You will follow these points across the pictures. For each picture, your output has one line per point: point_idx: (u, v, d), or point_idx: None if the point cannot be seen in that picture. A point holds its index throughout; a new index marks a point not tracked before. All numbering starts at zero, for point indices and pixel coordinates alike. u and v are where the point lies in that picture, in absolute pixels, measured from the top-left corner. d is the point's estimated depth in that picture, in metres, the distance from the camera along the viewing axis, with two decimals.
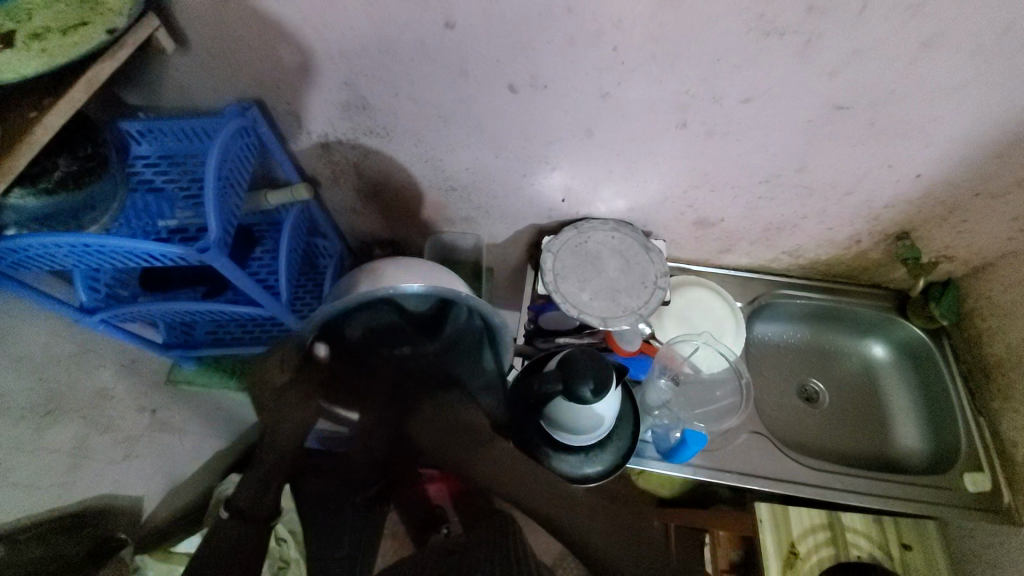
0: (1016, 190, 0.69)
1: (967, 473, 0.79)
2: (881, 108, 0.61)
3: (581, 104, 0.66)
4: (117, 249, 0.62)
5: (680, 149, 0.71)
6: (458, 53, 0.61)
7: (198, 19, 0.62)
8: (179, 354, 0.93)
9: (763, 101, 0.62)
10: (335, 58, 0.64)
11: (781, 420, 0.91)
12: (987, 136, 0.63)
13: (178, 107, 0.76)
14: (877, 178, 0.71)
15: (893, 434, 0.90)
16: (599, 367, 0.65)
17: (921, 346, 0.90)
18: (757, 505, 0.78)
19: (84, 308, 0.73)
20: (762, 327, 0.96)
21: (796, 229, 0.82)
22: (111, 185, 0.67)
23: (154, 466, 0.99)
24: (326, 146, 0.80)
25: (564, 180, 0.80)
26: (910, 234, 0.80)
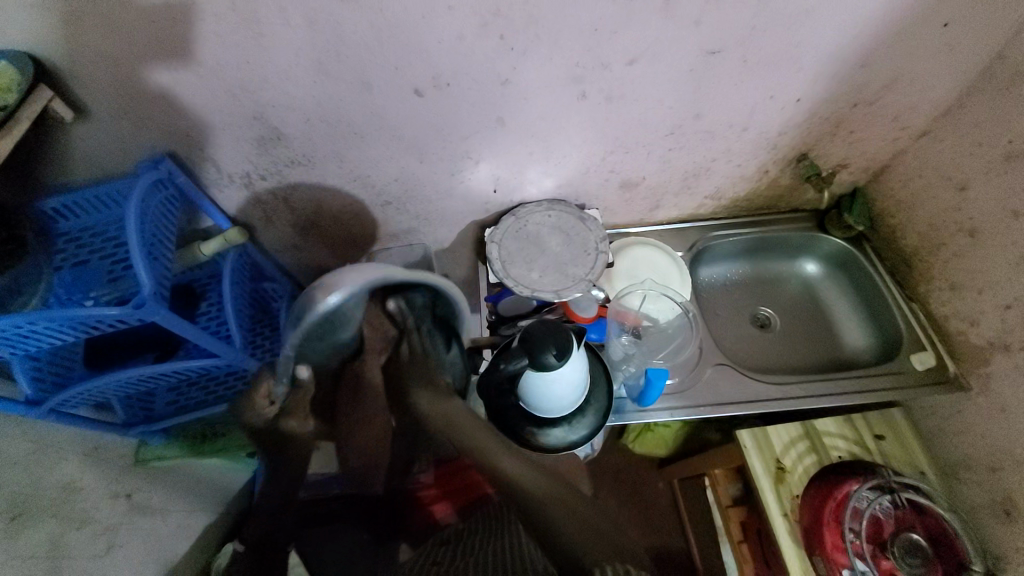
0: (884, 94, 0.77)
1: (914, 354, 0.86)
2: (749, 43, 0.66)
3: (485, 95, 0.69)
4: (48, 323, 0.61)
5: (587, 119, 0.75)
6: (356, 67, 0.63)
7: (92, 84, 0.62)
8: (143, 429, 0.90)
9: (647, 59, 0.67)
10: (241, 96, 0.66)
11: (741, 351, 0.97)
12: (848, 52, 0.70)
13: (93, 178, 0.75)
14: (766, 110, 0.77)
15: (842, 338, 0.98)
16: (558, 333, 0.67)
17: (845, 253, 0.98)
18: (740, 434, 0.85)
19: (30, 400, 0.70)
20: (706, 271, 1.03)
21: (710, 172, 0.88)
22: (34, 266, 0.65)
23: (142, 553, 0.93)
24: (252, 186, 0.81)
25: (490, 171, 0.83)
26: (809, 154, 0.87)
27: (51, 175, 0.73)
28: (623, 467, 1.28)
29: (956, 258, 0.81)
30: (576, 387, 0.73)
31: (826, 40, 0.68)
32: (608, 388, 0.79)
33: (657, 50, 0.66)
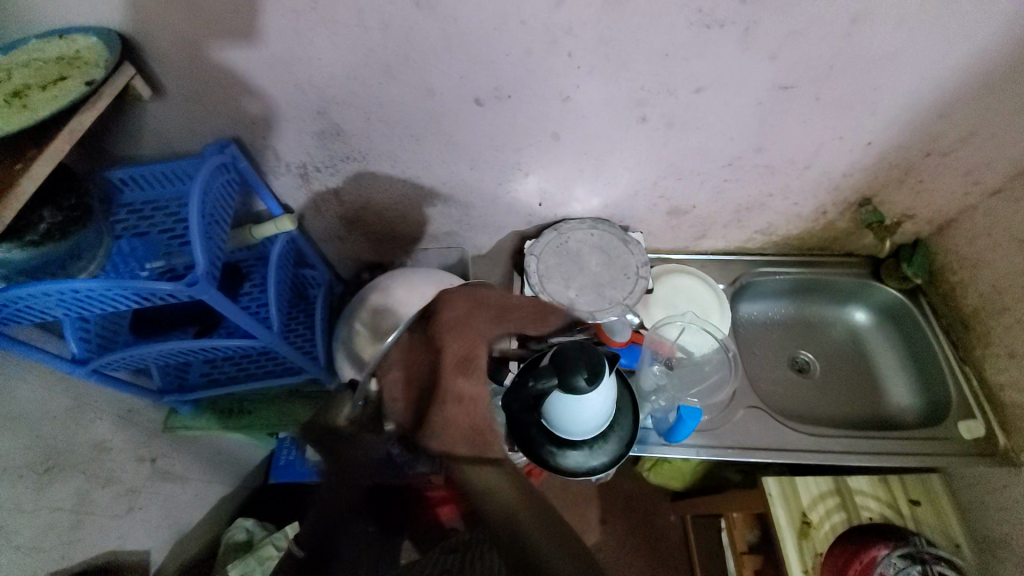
0: (961, 147, 0.73)
1: (962, 421, 0.82)
2: (824, 83, 0.64)
3: (545, 110, 0.69)
4: (104, 291, 0.63)
5: (645, 142, 0.73)
6: (422, 73, 0.64)
7: (171, 66, 0.65)
8: (176, 399, 0.92)
9: (715, 89, 0.65)
10: (307, 90, 0.67)
11: (776, 394, 0.94)
12: (927, 101, 0.67)
13: (159, 154, 0.78)
14: (831, 151, 0.75)
15: (885, 393, 0.93)
16: (591, 357, 0.66)
17: (899, 306, 0.94)
18: (766, 481, 0.82)
19: (76, 359, 0.74)
20: (747, 306, 1.00)
21: (764, 207, 0.86)
22: (96, 233, 0.68)
23: (158, 517, 0.97)
24: (306, 176, 0.83)
25: (539, 185, 0.83)
26: (871, 200, 0.83)
27: (122, 148, 0.76)
28: (635, 494, 1.25)
29: (1019, 325, 0.77)
30: (601, 413, 0.72)
31: (907, 86, 0.65)
32: (634, 418, 0.78)
33: (727, 80, 0.64)
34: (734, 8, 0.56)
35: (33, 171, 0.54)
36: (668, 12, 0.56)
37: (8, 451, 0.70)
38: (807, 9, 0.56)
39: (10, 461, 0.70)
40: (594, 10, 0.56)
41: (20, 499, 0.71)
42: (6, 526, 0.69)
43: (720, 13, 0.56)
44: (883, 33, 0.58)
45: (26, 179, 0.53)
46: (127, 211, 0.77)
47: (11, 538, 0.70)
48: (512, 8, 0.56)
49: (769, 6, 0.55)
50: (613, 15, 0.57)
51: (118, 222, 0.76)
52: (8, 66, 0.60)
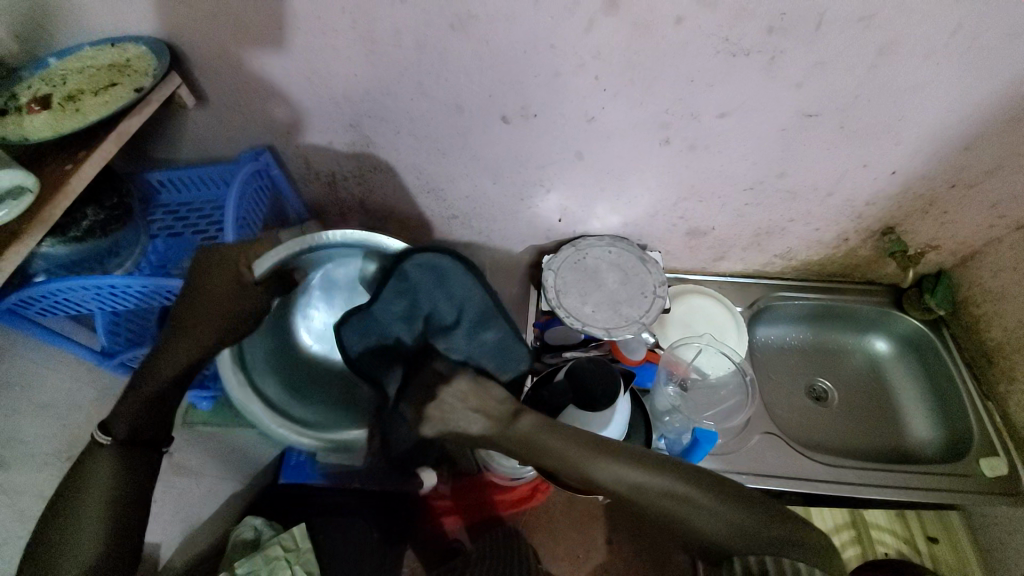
0: (987, 179, 0.73)
1: (984, 458, 0.80)
2: (849, 112, 0.65)
3: (569, 129, 0.70)
4: (139, 288, 0.65)
5: (667, 164, 0.74)
6: (452, 89, 0.66)
7: (215, 77, 0.68)
8: (198, 396, 0.93)
9: (738, 115, 0.66)
10: (341, 103, 0.70)
11: (793, 421, 0.93)
12: (953, 133, 0.67)
13: (196, 158, 0.81)
14: (855, 178, 0.75)
15: (905, 426, 0.92)
16: (607, 373, 0.69)
17: (921, 336, 0.93)
18: (781, 511, 0.82)
19: (105, 352, 0.76)
20: (764, 330, 1.00)
21: (784, 232, 0.86)
22: (134, 232, 0.71)
23: (171, 511, 0.99)
24: (333, 185, 0.85)
25: (559, 201, 0.84)
26: (895, 229, 0.83)
27: (162, 151, 0.80)
28: None
29: None
30: (616, 431, 0.72)
31: (932, 117, 0.65)
32: (647, 435, 0.78)
33: (751, 106, 0.65)
34: (761, 37, 0.57)
35: (81, 172, 0.57)
36: (694, 40, 0.58)
37: (35, 437, 0.72)
38: (833, 41, 0.57)
39: (36, 447, 0.72)
40: (622, 36, 0.58)
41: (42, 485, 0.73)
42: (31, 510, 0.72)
43: (746, 42, 0.57)
44: (910, 65, 0.59)
45: (75, 180, 0.56)
46: (164, 213, 0.80)
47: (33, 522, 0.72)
48: (544, 32, 0.58)
49: (795, 37, 0.56)
50: (640, 42, 0.58)
51: (154, 223, 0.79)
52: (64, 72, 0.64)
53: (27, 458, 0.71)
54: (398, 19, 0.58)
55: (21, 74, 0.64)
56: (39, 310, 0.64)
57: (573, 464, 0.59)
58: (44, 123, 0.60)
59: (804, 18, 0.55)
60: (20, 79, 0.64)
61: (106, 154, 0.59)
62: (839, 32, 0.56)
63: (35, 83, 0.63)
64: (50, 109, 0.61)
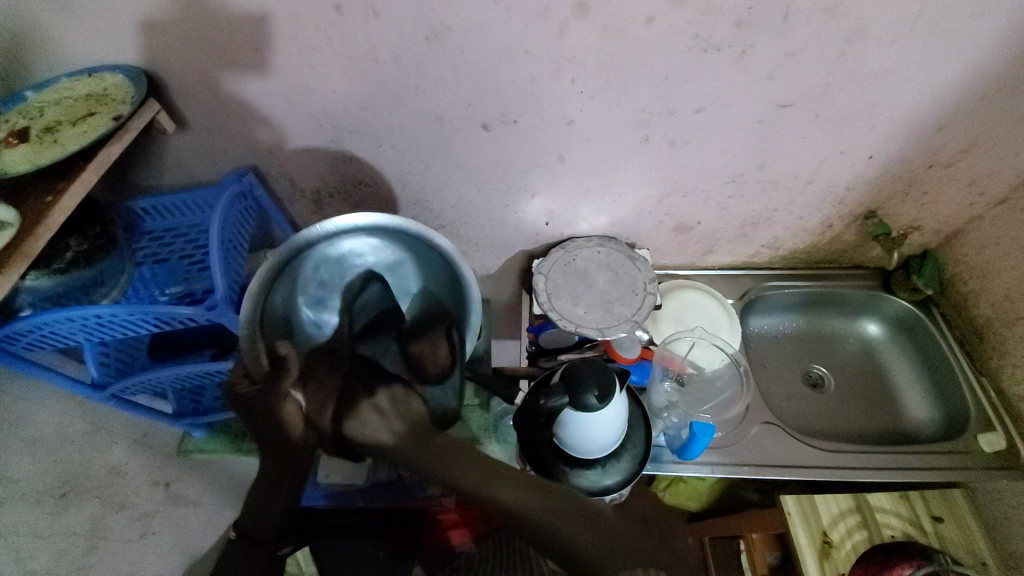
0: (963, 158, 0.74)
1: (982, 434, 0.81)
2: (822, 100, 0.66)
3: (549, 133, 0.71)
4: (127, 317, 0.65)
5: (648, 161, 0.75)
6: (430, 100, 0.67)
7: (194, 101, 0.68)
8: (191, 421, 0.92)
9: (714, 109, 0.67)
10: (321, 120, 0.70)
11: (792, 410, 0.93)
12: (926, 114, 0.68)
13: (179, 183, 0.81)
14: (834, 165, 0.76)
15: (903, 406, 0.92)
16: (602, 374, 0.67)
17: (911, 317, 0.93)
18: (784, 500, 0.81)
19: (96, 383, 0.75)
20: (757, 320, 1.00)
21: (769, 222, 0.87)
22: (120, 261, 0.71)
23: (171, 542, 0.97)
24: (318, 202, 0.85)
25: (545, 205, 0.84)
26: (877, 213, 0.84)
27: (145, 178, 0.79)
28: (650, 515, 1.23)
29: None
30: (615, 431, 0.72)
31: (904, 100, 0.66)
32: (647, 433, 0.77)
33: (727, 100, 0.66)
34: (730, 32, 0.58)
35: (61, 202, 0.56)
36: (665, 38, 0.59)
37: (26, 474, 0.71)
38: (801, 31, 0.58)
39: (28, 485, 0.71)
40: (595, 38, 0.59)
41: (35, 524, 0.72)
42: (25, 550, 0.70)
43: (716, 37, 0.58)
44: (878, 51, 0.60)
45: (56, 211, 0.56)
46: (150, 239, 0.80)
47: (29, 562, 0.71)
48: (517, 39, 0.59)
49: (763, 29, 0.58)
50: (613, 43, 0.59)
51: (140, 250, 0.79)
52: (41, 104, 0.64)
53: (20, 496, 0.70)
54: (372, 34, 0.59)
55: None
56: (26, 345, 0.64)
57: (466, 487, 0.52)
58: (23, 156, 0.59)
59: (771, 11, 0.56)
60: None
61: (87, 183, 0.59)
62: (806, 22, 0.57)
63: (12, 116, 0.63)
64: (29, 141, 0.60)
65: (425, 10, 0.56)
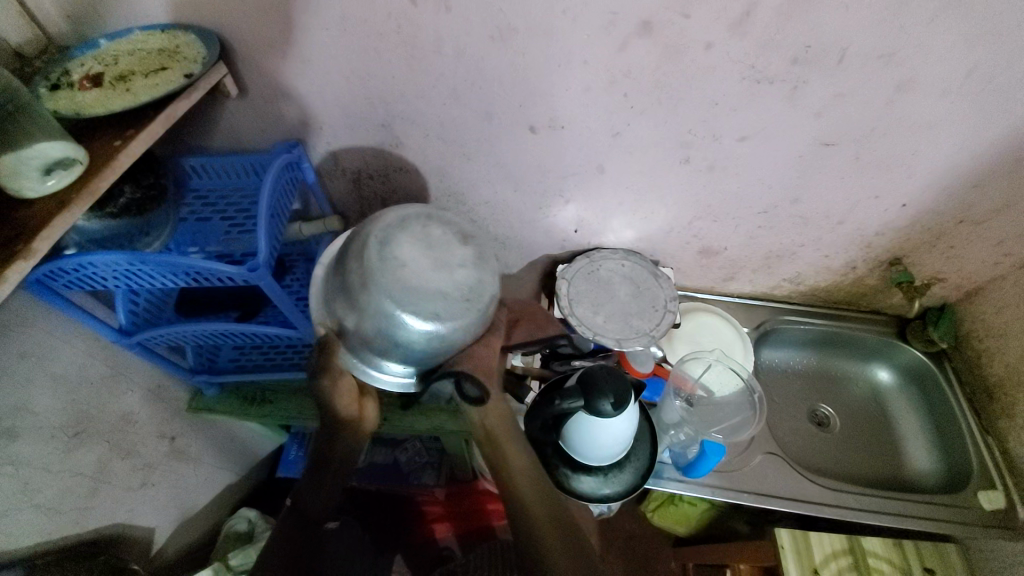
0: (994, 217, 0.75)
1: (982, 490, 0.82)
2: (864, 143, 0.67)
3: (592, 143, 0.73)
4: (168, 267, 0.66)
5: (685, 182, 0.77)
6: (484, 98, 0.69)
7: (259, 70, 0.71)
8: (204, 380, 0.93)
9: (758, 139, 0.69)
10: (376, 102, 0.73)
11: (794, 445, 0.94)
12: (964, 168, 0.70)
13: (229, 148, 0.84)
14: (866, 209, 0.77)
15: (905, 455, 0.93)
16: (619, 383, 0.66)
17: (923, 368, 0.95)
18: (778, 533, 0.81)
19: (123, 329, 0.77)
20: (769, 352, 1.02)
21: (795, 256, 0.88)
22: (166, 215, 0.73)
23: (166, 496, 1.00)
24: (358, 182, 0.88)
25: (577, 212, 0.86)
26: (902, 260, 0.85)
27: (198, 136, 0.82)
28: (636, 536, 1.22)
29: None
30: (620, 440, 0.73)
31: (943, 154, 0.68)
32: (652, 448, 0.79)
33: (772, 131, 0.67)
34: (785, 67, 0.60)
35: (128, 148, 0.59)
36: (721, 66, 0.61)
37: (46, 410, 0.73)
38: (853, 74, 0.60)
39: (47, 420, 0.73)
40: (654, 57, 0.61)
41: (47, 459, 0.74)
42: (32, 483, 0.72)
43: (771, 70, 0.60)
44: (924, 102, 0.62)
45: (123, 156, 0.58)
46: (195, 196, 0.83)
47: (34, 496, 0.73)
48: (577, 48, 0.61)
49: (818, 69, 0.60)
50: (670, 64, 0.61)
51: (184, 206, 0.81)
52: (115, 53, 0.66)
53: (37, 429, 0.72)
54: (441, 27, 0.61)
55: (72, 51, 0.66)
56: (65, 284, 0.65)
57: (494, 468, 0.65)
58: (94, 99, 0.62)
59: (827, 53, 0.58)
60: (70, 57, 0.66)
61: (153, 133, 0.61)
62: (859, 67, 0.59)
63: (88, 62, 0.66)
64: (101, 87, 0.63)
65: (495, 11, 0.59)
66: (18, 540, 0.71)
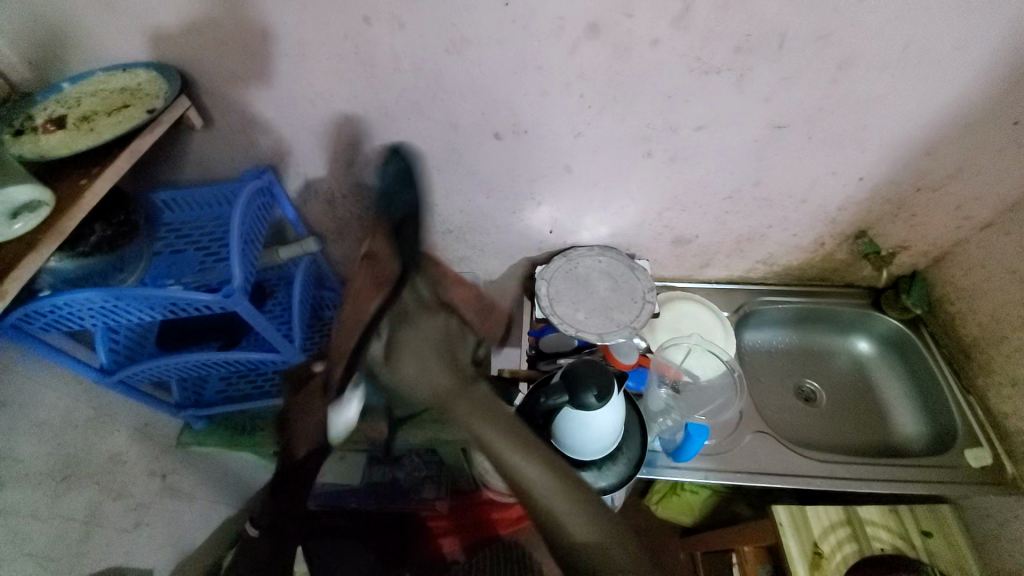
0: (948, 183, 0.78)
1: (969, 449, 0.83)
2: (815, 122, 0.70)
3: (556, 144, 0.75)
4: (145, 300, 0.66)
5: (650, 174, 0.79)
6: (446, 109, 0.71)
7: (223, 101, 0.72)
8: (192, 413, 0.93)
9: (715, 127, 0.71)
10: (341, 123, 0.74)
11: (784, 422, 0.95)
12: (914, 138, 0.72)
13: (199, 179, 0.85)
14: (826, 185, 0.80)
15: (892, 422, 0.95)
16: (601, 374, 0.68)
17: (902, 336, 0.97)
18: (775, 509, 0.81)
19: (105, 368, 0.76)
20: (752, 334, 1.04)
21: (765, 238, 0.90)
22: (140, 249, 0.73)
23: (163, 535, 0.98)
24: (332, 203, 0.89)
25: (549, 213, 0.88)
26: (868, 232, 0.88)
27: (167, 171, 0.83)
28: (642, 530, 1.22)
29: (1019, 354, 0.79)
30: (611, 431, 0.73)
31: (891, 126, 0.71)
32: (642, 437, 0.79)
33: (726, 118, 0.70)
34: (731, 56, 0.62)
35: (95, 186, 0.59)
36: (670, 59, 0.63)
37: (31, 456, 0.72)
38: (795, 57, 0.62)
39: (32, 467, 0.72)
40: (605, 57, 0.63)
41: (36, 506, 0.73)
42: (22, 532, 0.71)
43: (718, 60, 0.63)
44: (865, 78, 0.65)
45: (90, 194, 0.59)
46: (168, 230, 0.83)
47: (25, 545, 0.71)
48: (530, 54, 0.63)
49: (762, 54, 0.62)
50: (621, 61, 0.63)
51: (158, 240, 0.81)
52: (78, 95, 0.67)
53: (24, 476, 0.71)
54: (396, 45, 0.63)
55: (35, 96, 0.67)
56: (41, 326, 0.65)
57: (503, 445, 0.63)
58: (59, 141, 0.63)
59: (769, 39, 0.60)
60: (33, 101, 0.67)
61: (120, 170, 0.61)
62: (800, 50, 0.62)
63: (50, 105, 0.66)
64: (65, 128, 0.64)
65: (447, 25, 0.61)
66: None
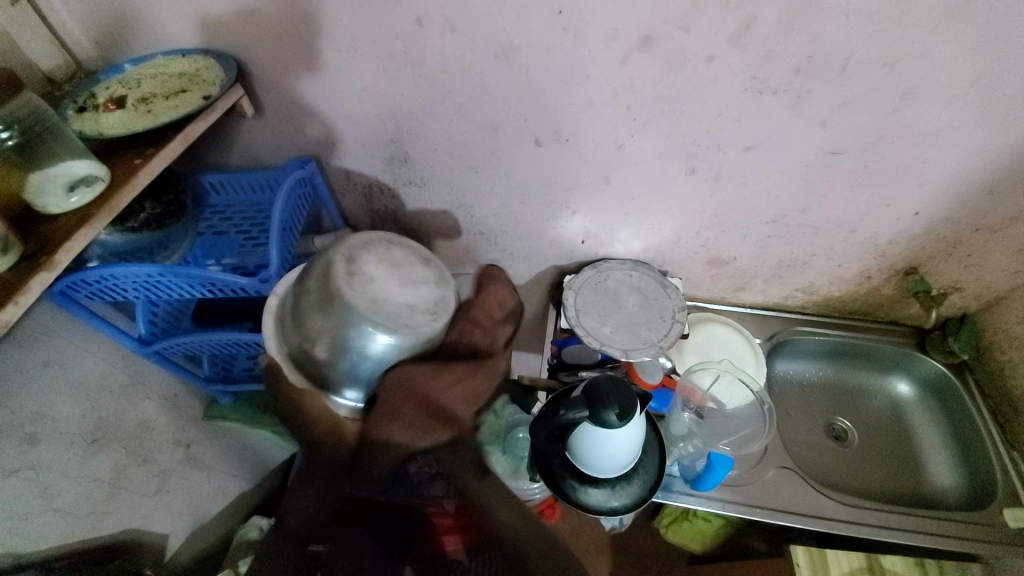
0: (1012, 225, 0.73)
1: (1008, 508, 0.78)
2: (872, 151, 0.67)
3: (598, 155, 0.74)
4: (185, 278, 0.68)
5: (690, 192, 0.77)
6: (489, 113, 0.70)
7: (273, 90, 0.73)
8: (218, 389, 0.95)
9: (764, 149, 0.68)
10: (385, 119, 0.75)
11: (810, 459, 0.92)
12: (978, 176, 0.68)
13: (245, 165, 0.87)
14: (878, 217, 0.76)
15: (926, 470, 0.90)
16: (623, 393, 0.66)
17: (945, 381, 0.92)
18: (793, 548, 0.80)
19: (142, 339, 0.79)
20: (783, 364, 1.00)
21: (806, 266, 0.87)
22: (184, 228, 0.76)
23: (181, 503, 1.02)
24: (369, 196, 0.90)
25: (583, 223, 0.86)
26: (919, 270, 0.83)
27: (215, 154, 0.86)
28: (648, 551, 1.20)
29: None
30: (629, 451, 0.72)
31: (954, 162, 0.67)
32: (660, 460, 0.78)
33: (777, 141, 0.67)
34: (788, 78, 0.60)
35: (148, 166, 0.61)
36: (723, 77, 0.61)
37: (66, 417, 0.75)
38: (856, 83, 0.59)
39: (67, 427, 0.75)
40: (656, 70, 0.61)
41: (67, 464, 0.76)
42: (52, 488, 0.74)
43: (774, 81, 0.60)
44: (931, 110, 0.61)
45: (143, 173, 0.61)
46: (212, 211, 0.85)
47: (53, 500, 0.75)
48: (579, 63, 0.62)
49: (822, 78, 0.59)
50: (672, 76, 0.62)
51: (202, 220, 0.84)
52: (138, 76, 0.70)
53: (59, 435, 0.74)
54: (446, 47, 0.63)
55: (98, 75, 0.70)
56: (87, 294, 0.68)
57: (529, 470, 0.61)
58: (118, 120, 0.65)
59: (831, 62, 0.58)
60: (96, 80, 0.70)
61: (172, 152, 0.63)
62: (864, 76, 0.59)
63: (112, 84, 0.69)
64: (124, 108, 0.66)
65: (498, 29, 0.60)
66: (37, 543, 0.73)
